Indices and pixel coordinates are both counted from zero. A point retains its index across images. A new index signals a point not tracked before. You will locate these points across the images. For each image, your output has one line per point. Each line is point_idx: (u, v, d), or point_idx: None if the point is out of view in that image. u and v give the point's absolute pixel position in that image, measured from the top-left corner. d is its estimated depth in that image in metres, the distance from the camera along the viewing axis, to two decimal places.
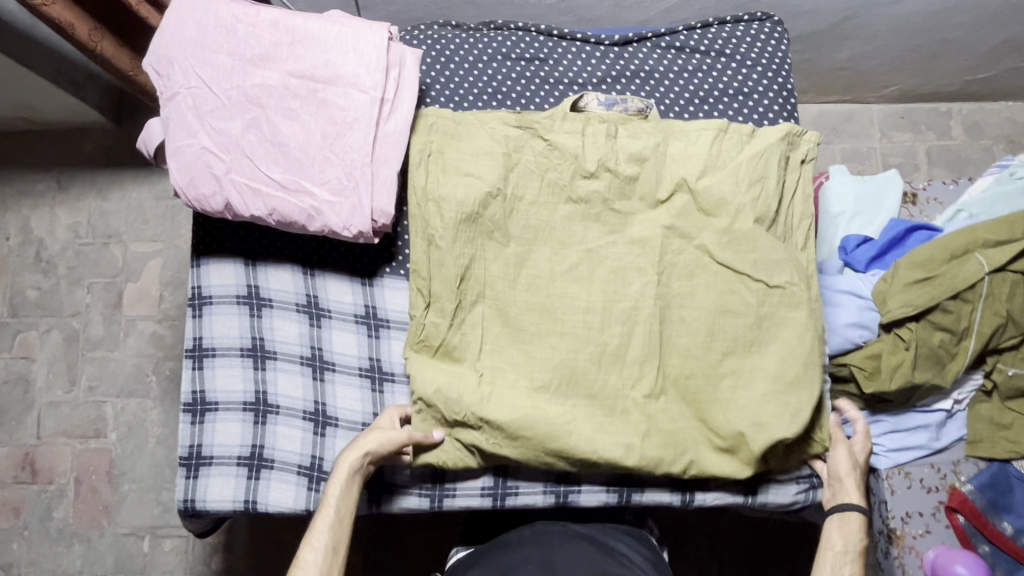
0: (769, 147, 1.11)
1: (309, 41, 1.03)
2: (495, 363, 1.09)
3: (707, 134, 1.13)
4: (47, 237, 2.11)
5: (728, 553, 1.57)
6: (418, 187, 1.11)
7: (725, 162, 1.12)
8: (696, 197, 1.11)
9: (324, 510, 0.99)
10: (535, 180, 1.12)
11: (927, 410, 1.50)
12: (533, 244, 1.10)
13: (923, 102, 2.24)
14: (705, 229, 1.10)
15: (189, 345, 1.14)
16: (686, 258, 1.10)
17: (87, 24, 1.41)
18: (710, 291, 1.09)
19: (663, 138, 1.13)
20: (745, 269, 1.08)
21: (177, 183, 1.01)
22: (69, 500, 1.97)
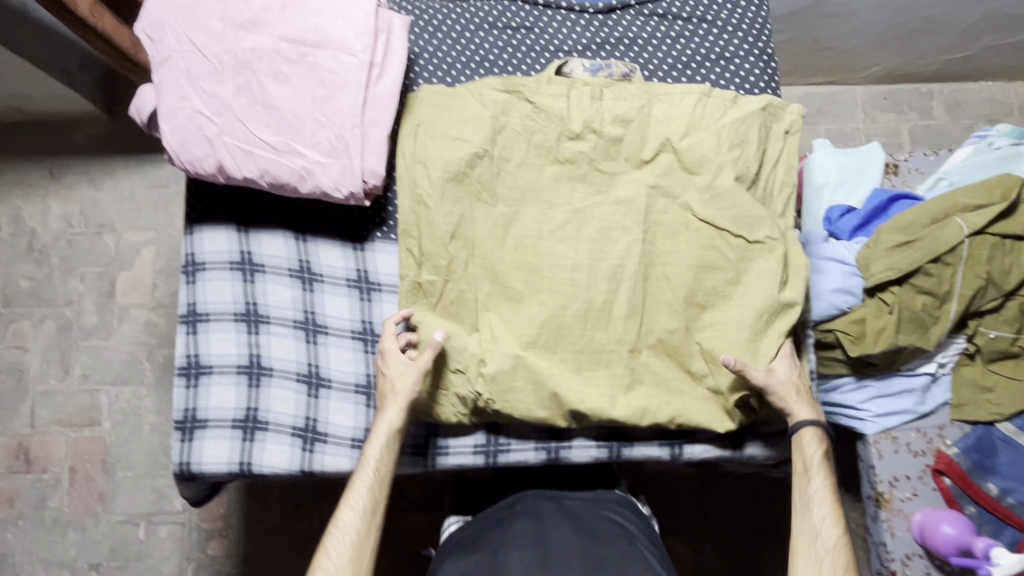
0: (751, 113, 1.14)
1: (299, 7, 1.05)
2: (487, 318, 1.11)
3: (690, 97, 1.16)
4: (39, 228, 2.12)
5: (704, 501, 1.68)
6: (407, 153, 1.14)
7: (708, 121, 1.15)
8: (680, 156, 1.14)
9: (363, 471, 1.02)
10: (522, 142, 1.15)
11: (911, 373, 1.53)
12: (510, 191, 1.14)
13: (905, 83, 2.27)
14: (689, 187, 1.13)
15: (183, 310, 1.15)
16: (670, 215, 1.13)
17: (87, 0, 1.46)
18: (692, 246, 1.11)
19: (648, 100, 1.16)
20: (726, 225, 1.11)
21: (169, 146, 1.03)
22: (64, 489, 1.97)
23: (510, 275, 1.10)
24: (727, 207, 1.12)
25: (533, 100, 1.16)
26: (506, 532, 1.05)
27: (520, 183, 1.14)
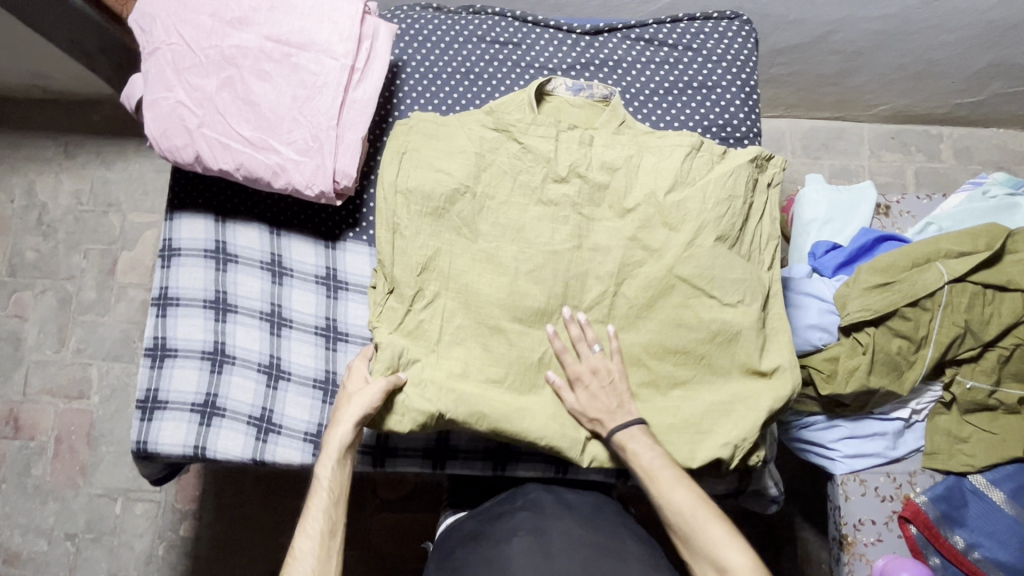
0: (737, 169, 1.12)
1: (287, 9, 1.09)
2: (452, 353, 1.09)
3: (681, 150, 1.13)
4: (50, 202, 2.18)
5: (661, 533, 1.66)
6: (388, 182, 1.13)
7: (695, 175, 1.13)
8: (663, 211, 1.11)
9: (317, 496, 1.03)
10: (507, 181, 1.13)
11: (885, 417, 1.51)
12: (489, 226, 1.12)
13: (914, 124, 2.25)
14: (670, 242, 1.10)
15: (156, 293, 1.18)
16: (649, 270, 1.10)
17: None
18: (668, 302, 1.09)
19: (637, 151, 1.14)
20: (703, 284, 1.09)
21: (151, 134, 1.06)
22: (48, 458, 2.02)
23: (478, 299, 1.09)
24: (704, 265, 1.09)
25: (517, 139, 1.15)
26: (507, 522, 1.05)
27: (502, 210, 1.13)
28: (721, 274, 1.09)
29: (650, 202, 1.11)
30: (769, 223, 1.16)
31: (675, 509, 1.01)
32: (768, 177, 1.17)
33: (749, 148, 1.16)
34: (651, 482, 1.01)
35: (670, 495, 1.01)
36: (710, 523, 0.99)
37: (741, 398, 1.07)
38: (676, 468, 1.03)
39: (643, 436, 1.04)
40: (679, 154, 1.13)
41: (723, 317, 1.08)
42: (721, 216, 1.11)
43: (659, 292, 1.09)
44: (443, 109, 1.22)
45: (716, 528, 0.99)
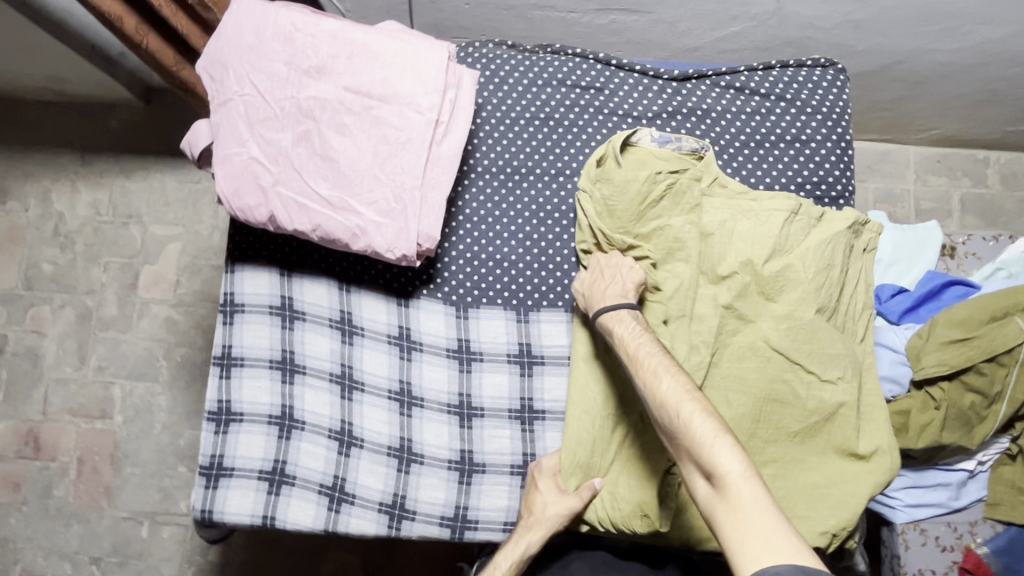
0: (837, 236, 1.08)
1: (369, 56, 1.01)
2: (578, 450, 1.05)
3: (779, 216, 1.08)
4: (67, 213, 2.08)
5: None
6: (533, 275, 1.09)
7: (793, 242, 1.09)
8: (760, 279, 1.07)
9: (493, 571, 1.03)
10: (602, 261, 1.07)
11: (949, 468, 1.48)
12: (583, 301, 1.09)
13: (961, 148, 2.20)
14: (764, 313, 1.06)
15: (217, 351, 1.12)
16: (742, 340, 1.06)
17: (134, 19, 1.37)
18: (762, 375, 1.04)
19: (733, 215, 1.09)
20: (800, 359, 1.04)
21: (221, 191, 0.99)
22: (70, 479, 1.96)
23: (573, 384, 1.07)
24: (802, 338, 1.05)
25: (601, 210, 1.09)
26: None
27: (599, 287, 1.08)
28: (821, 348, 1.04)
29: (746, 270, 1.07)
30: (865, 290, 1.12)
31: (655, 399, 0.91)
32: (864, 242, 1.11)
33: (845, 211, 1.12)
34: (635, 366, 0.94)
35: (648, 374, 0.92)
36: (687, 409, 0.87)
37: (838, 482, 1.03)
38: (662, 355, 0.94)
39: (632, 319, 0.99)
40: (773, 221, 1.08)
41: (821, 395, 1.04)
42: (818, 287, 1.06)
43: (751, 364, 1.05)
44: (522, 158, 1.16)
45: (703, 421, 0.86)
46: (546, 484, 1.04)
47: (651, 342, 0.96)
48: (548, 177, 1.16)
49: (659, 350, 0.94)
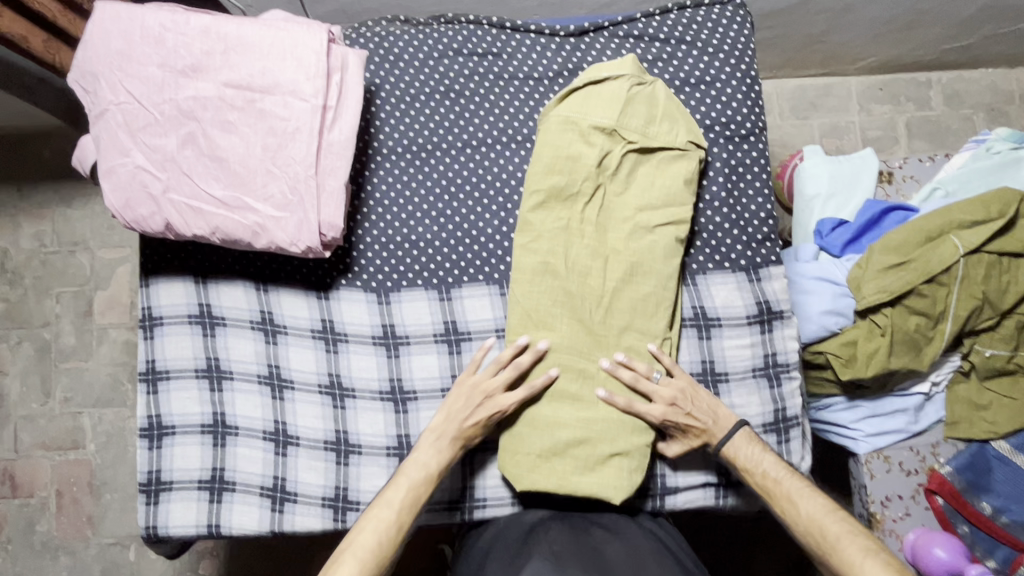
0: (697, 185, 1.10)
1: (243, 49, 0.98)
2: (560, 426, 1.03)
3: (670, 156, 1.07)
4: (12, 247, 1.96)
5: (725, 542, 1.52)
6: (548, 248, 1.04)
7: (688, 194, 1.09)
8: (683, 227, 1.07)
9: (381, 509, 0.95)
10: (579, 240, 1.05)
11: (904, 393, 1.48)
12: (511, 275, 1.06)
13: (901, 74, 2.14)
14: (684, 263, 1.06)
15: (143, 367, 1.11)
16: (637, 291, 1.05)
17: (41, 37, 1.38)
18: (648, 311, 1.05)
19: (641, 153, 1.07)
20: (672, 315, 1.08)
21: (112, 206, 0.97)
22: (52, 513, 1.86)
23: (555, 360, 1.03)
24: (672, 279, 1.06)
25: (647, 147, 1.07)
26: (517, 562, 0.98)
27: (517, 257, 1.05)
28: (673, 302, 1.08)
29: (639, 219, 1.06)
30: (770, 223, 1.12)
31: (798, 515, 0.95)
32: (739, 176, 1.12)
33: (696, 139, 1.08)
34: (768, 490, 0.99)
35: (785, 490, 0.98)
36: (833, 523, 0.93)
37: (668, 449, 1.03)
38: (794, 477, 0.99)
39: (749, 437, 1.03)
40: (681, 185, 1.07)
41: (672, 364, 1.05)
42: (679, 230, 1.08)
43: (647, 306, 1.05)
44: (425, 134, 1.14)
45: (850, 545, 0.90)
46: (478, 382, 1.03)
47: (773, 463, 1.01)
48: (455, 151, 1.14)
49: (790, 471, 1.00)
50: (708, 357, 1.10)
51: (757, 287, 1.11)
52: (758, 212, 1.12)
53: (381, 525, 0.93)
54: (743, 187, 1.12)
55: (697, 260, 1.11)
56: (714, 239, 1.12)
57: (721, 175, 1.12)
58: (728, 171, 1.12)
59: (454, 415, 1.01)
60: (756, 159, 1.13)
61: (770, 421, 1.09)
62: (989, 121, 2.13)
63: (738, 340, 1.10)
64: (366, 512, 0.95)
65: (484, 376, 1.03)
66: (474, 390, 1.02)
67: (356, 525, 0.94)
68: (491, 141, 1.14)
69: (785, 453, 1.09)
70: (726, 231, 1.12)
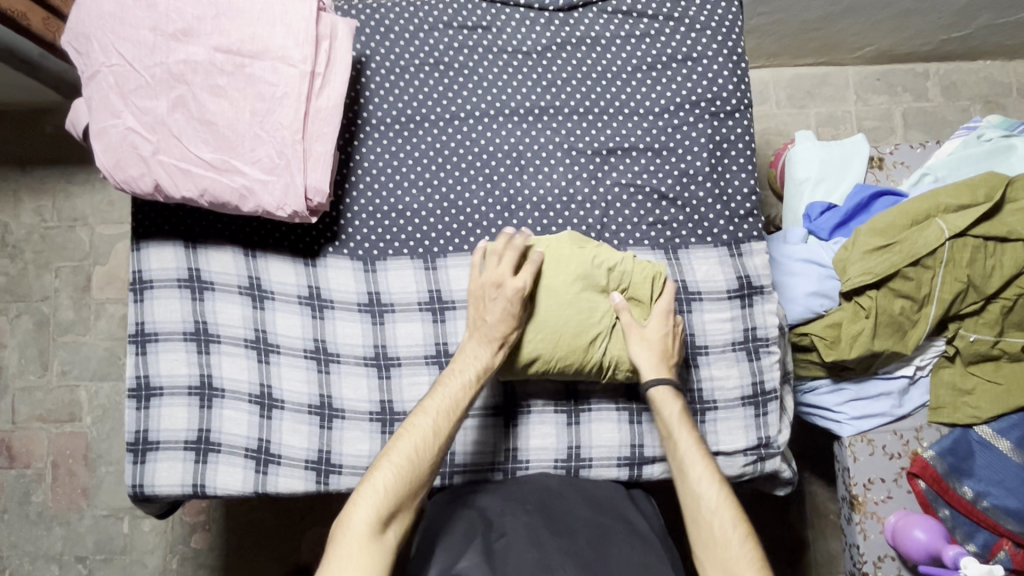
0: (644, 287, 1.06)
1: (234, 14, 0.99)
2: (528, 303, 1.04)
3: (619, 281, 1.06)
4: (12, 222, 1.97)
5: None
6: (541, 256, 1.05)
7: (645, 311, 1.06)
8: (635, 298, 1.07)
9: (401, 445, 0.93)
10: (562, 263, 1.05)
11: (889, 376, 1.49)
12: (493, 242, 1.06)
13: (899, 64, 2.14)
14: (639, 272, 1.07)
15: (133, 330, 1.13)
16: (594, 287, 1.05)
17: (41, 13, 1.43)
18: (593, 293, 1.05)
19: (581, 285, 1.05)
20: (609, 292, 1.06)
21: (103, 167, 0.99)
22: (48, 484, 1.89)
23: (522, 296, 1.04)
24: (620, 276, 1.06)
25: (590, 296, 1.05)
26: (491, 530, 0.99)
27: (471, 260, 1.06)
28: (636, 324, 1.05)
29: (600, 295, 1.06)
30: (753, 200, 1.13)
31: (702, 504, 0.93)
32: (723, 153, 1.13)
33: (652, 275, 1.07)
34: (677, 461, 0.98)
35: (698, 474, 0.95)
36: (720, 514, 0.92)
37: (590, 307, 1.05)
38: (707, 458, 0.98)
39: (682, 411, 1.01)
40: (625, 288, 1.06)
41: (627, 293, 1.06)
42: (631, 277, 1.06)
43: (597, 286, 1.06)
44: (414, 107, 1.15)
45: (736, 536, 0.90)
46: (485, 279, 1.02)
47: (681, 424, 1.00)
48: (443, 123, 1.15)
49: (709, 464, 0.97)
50: (689, 330, 1.11)
51: (740, 262, 1.12)
52: (741, 189, 1.13)
53: (419, 435, 0.94)
54: (726, 164, 1.13)
55: (682, 235, 1.13)
56: (698, 214, 1.13)
57: (705, 151, 1.13)
58: (712, 147, 1.13)
59: (480, 319, 1.01)
60: (742, 136, 1.14)
61: (748, 394, 1.10)
62: (985, 113, 2.13)
63: (718, 314, 1.11)
64: (384, 456, 0.93)
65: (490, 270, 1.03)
66: (485, 289, 1.02)
67: (397, 433, 0.95)
68: (478, 114, 1.15)
69: (761, 426, 1.09)
70: (711, 206, 1.13)
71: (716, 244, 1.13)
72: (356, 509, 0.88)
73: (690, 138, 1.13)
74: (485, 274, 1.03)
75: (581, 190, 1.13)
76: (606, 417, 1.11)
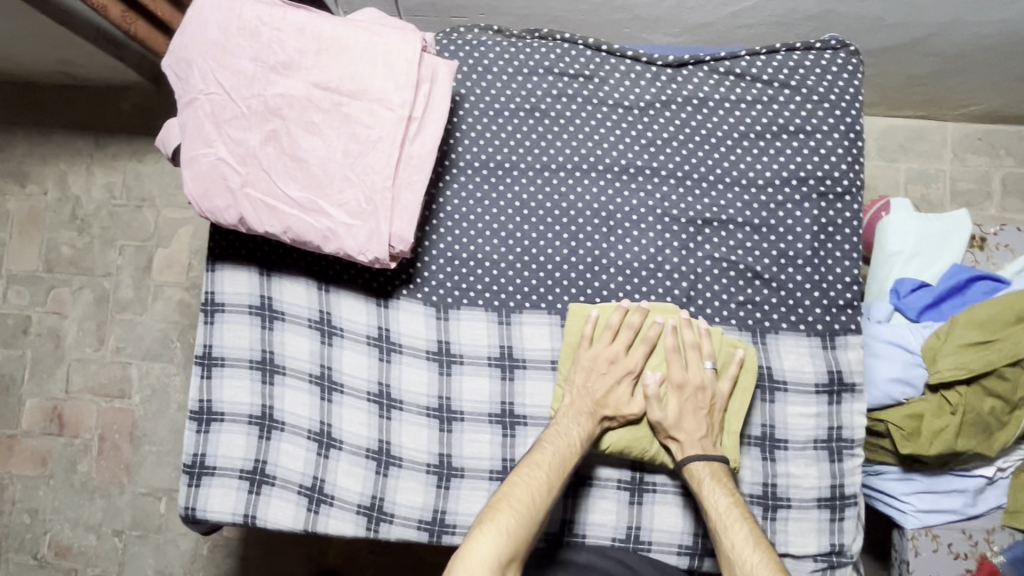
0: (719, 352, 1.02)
1: (337, 50, 0.96)
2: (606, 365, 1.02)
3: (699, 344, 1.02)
4: (83, 196, 1.98)
5: None
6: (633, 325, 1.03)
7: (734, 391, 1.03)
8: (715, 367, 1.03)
9: (519, 489, 0.92)
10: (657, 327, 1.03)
11: (966, 474, 1.40)
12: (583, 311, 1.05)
13: (1005, 125, 1.99)
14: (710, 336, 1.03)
15: (200, 351, 1.12)
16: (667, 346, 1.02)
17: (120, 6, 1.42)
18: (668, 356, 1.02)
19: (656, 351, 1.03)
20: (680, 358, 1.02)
21: (191, 195, 0.97)
22: (93, 455, 1.92)
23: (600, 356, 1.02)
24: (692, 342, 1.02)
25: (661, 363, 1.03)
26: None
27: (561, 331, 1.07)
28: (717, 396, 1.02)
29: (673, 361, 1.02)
30: (854, 289, 1.06)
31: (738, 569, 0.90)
32: (827, 236, 1.06)
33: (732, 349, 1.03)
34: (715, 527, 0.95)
35: (733, 541, 0.92)
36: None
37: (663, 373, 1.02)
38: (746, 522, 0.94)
39: (718, 475, 0.99)
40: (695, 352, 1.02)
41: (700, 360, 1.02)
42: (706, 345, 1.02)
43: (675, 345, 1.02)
44: (504, 153, 1.11)
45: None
46: (598, 354, 1.03)
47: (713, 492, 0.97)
48: (532, 173, 1.10)
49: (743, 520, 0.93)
50: (770, 421, 1.05)
51: (834, 356, 1.05)
52: (842, 276, 1.06)
53: (533, 485, 0.93)
54: (829, 248, 1.06)
55: (773, 319, 1.07)
56: (793, 299, 1.06)
57: (809, 233, 1.06)
58: (816, 229, 1.06)
59: (592, 388, 1.02)
60: (850, 220, 1.06)
61: (825, 497, 1.04)
62: None
63: (803, 408, 1.05)
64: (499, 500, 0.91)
65: (604, 345, 1.03)
66: (596, 361, 1.02)
67: (509, 480, 0.94)
68: (570, 167, 1.10)
69: (836, 532, 1.04)
70: (807, 291, 1.06)
71: (806, 333, 1.06)
72: (476, 546, 0.86)
73: (793, 217, 1.06)
74: (598, 348, 1.03)
75: (670, 259, 1.08)
76: (670, 499, 1.06)
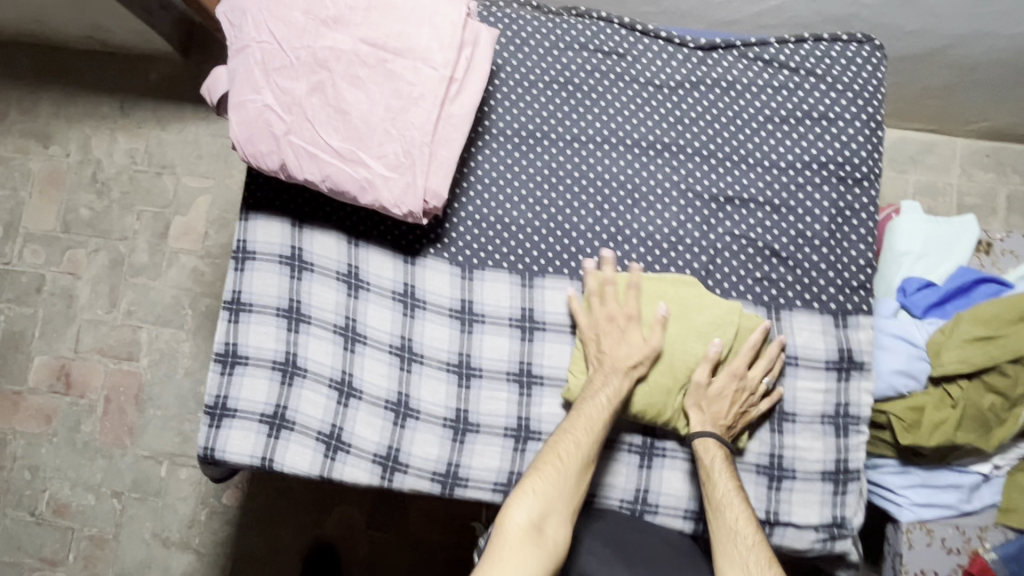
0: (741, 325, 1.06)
1: (386, 9, 1.01)
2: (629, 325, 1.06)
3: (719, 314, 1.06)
4: (105, 159, 1.97)
5: None
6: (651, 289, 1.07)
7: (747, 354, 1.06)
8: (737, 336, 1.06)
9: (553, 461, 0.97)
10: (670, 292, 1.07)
11: (962, 469, 1.43)
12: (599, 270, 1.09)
13: (1012, 143, 2.04)
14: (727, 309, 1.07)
15: (229, 297, 1.14)
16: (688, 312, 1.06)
17: None
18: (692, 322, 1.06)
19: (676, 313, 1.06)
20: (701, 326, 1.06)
21: (236, 138, 1.00)
22: (97, 417, 1.88)
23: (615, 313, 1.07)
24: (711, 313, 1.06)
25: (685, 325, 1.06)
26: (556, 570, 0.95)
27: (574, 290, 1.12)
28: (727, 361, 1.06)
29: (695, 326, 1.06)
30: (866, 271, 1.10)
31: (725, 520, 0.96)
32: (844, 218, 1.10)
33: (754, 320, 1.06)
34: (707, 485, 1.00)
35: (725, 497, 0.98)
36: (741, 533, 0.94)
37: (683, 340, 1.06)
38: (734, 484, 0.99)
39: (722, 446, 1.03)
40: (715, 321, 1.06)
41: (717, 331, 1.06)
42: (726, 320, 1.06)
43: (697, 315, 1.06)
44: (536, 122, 1.14)
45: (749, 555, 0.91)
46: (611, 312, 1.07)
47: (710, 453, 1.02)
48: (563, 142, 1.14)
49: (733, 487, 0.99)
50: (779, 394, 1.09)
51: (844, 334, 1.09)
52: (855, 257, 1.10)
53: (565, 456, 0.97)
54: (845, 230, 1.10)
55: (787, 296, 1.10)
56: (808, 278, 1.10)
57: (825, 215, 1.10)
58: (833, 212, 1.10)
59: (614, 348, 1.05)
60: (866, 205, 1.11)
61: (829, 470, 1.08)
62: None
63: (812, 384, 1.09)
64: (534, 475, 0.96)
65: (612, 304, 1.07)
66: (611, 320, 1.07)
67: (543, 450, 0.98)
68: (599, 139, 1.14)
69: (838, 505, 1.08)
70: (822, 270, 1.10)
71: (819, 310, 1.10)
72: (513, 510, 0.92)
73: (811, 199, 1.10)
74: (609, 305, 1.07)
75: (691, 233, 1.11)
76: (678, 466, 1.09)
